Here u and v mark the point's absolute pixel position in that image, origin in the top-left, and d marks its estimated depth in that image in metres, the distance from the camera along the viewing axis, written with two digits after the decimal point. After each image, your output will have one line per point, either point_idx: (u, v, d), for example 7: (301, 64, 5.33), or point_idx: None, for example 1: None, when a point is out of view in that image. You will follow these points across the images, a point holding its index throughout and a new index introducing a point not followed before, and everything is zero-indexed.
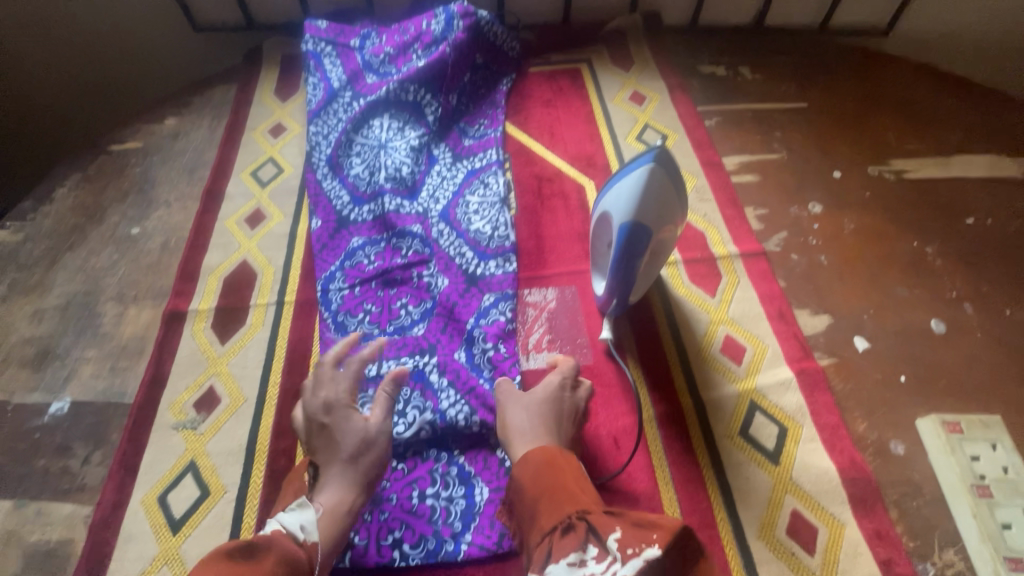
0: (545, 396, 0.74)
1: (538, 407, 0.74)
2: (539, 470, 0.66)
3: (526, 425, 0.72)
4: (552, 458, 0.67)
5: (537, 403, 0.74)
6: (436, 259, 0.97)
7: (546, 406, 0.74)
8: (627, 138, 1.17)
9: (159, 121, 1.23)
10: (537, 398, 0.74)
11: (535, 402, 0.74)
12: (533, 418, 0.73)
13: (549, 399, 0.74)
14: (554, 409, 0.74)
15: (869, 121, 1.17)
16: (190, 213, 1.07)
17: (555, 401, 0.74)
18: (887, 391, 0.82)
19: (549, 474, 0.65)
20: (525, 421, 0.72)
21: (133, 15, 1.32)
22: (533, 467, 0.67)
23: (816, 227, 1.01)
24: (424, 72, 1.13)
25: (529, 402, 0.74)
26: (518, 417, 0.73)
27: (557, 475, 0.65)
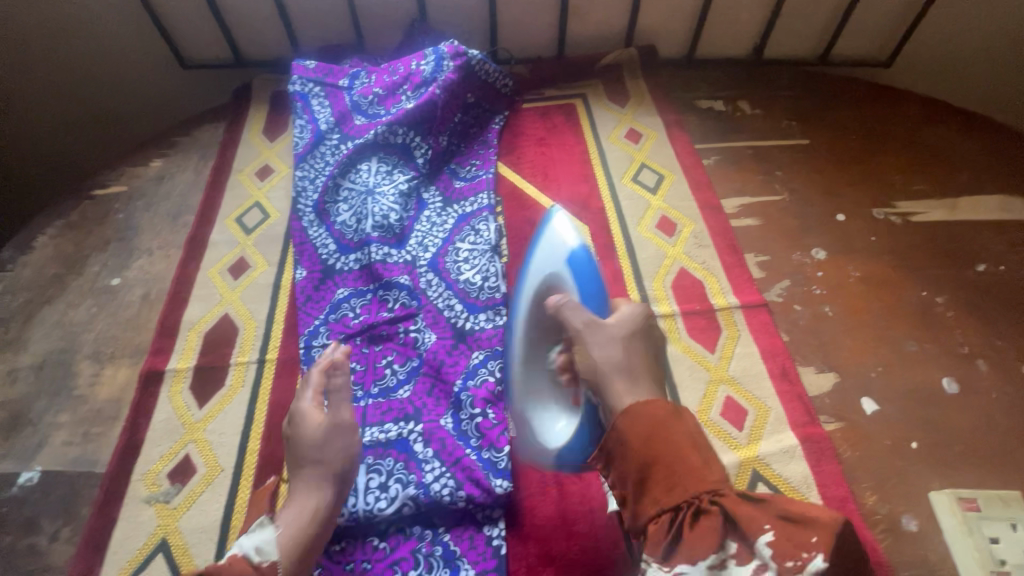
0: (625, 324, 0.72)
1: (629, 334, 0.71)
2: (646, 427, 0.62)
3: (617, 353, 0.69)
4: (656, 406, 0.63)
5: (620, 332, 0.71)
6: (424, 312, 0.94)
7: (636, 333, 0.71)
8: (623, 179, 1.13)
9: (145, 163, 1.21)
10: (620, 329, 0.71)
11: (623, 331, 0.71)
12: (617, 347, 0.69)
13: (632, 328, 0.72)
14: (642, 334, 0.72)
15: (871, 160, 1.14)
16: (172, 262, 1.04)
17: (641, 328, 0.72)
18: (897, 459, 0.78)
19: (655, 428, 0.61)
20: (619, 347, 0.69)
21: (122, 53, 1.30)
22: (637, 413, 0.63)
23: (820, 275, 0.97)
24: (414, 114, 1.09)
25: (615, 330, 0.71)
26: (605, 343, 0.70)
27: (664, 425, 0.61)
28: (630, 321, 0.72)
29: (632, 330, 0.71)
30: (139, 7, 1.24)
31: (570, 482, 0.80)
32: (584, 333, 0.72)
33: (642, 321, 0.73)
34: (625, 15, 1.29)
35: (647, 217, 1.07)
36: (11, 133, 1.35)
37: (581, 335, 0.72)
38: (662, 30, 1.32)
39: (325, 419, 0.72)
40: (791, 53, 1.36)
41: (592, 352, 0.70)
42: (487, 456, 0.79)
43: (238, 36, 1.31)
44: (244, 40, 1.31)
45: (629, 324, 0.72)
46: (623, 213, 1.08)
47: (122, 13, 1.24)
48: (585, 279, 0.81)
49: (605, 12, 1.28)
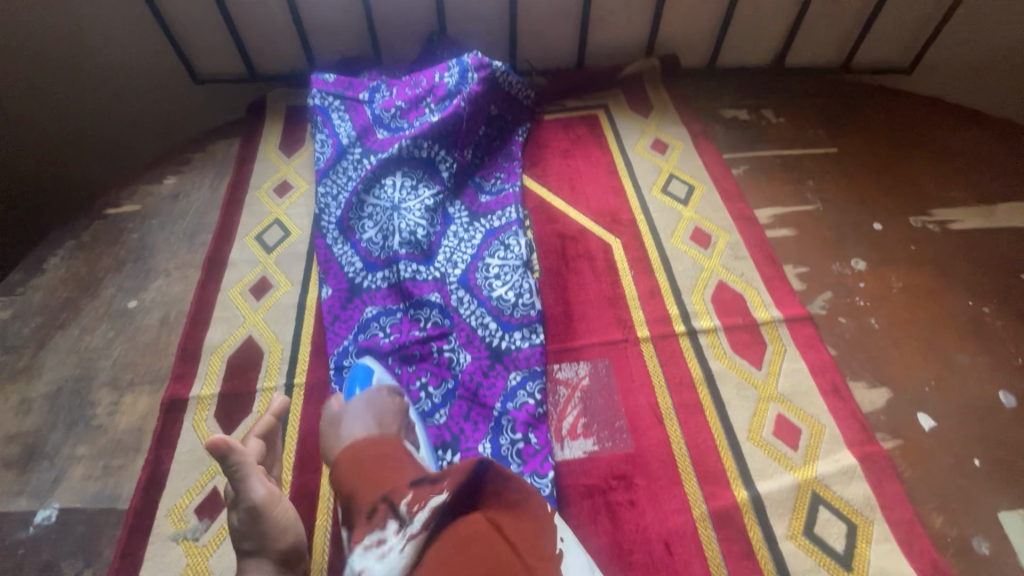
0: (368, 399, 0.72)
1: (372, 408, 0.71)
2: (370, 456, 0.64)
3: (366, 417, 0.70)
4: (385, 441, 0.66)
5: (358, 407, 0.71)
6: (456, 331, 0.91)
7: (379, 403, 0.72)
8: (652, 191, 1.11)
9: (158, 181, 1.17)
10: (358, 403, 0.72)
11: (359, 402, 0.72)
12: (359, 416, 0.70)
13: (368, 399, 0.72)
14: (393, 411, 0.72)
15: (903, 168, 1.13)
16: (191, 283, 1.00)
17: (379, 402, 0.72)
18: (961, 478, 0.75)
19: (382, 458, 0.63)
20: (352, 417, 0.70)
21: (132, 69, 1.27)
22: (361, 448, 0.65)
23: (862, 286, 0.95)
24: (438, 127, 1.07)
25: (344, 410, 0.72)
26: (352, 414, 0.70)
27: (390, 457, 0.64)
28: (369, 395, 0.73)
29: (370, 401, 0.72)
30: (152, 21, 1.21)
31: (622, 507, 0.74)
32: (338, 414, 0.72)
33: (394, 402, 0.73)
34: (647, 24, 1.27)
35: (680, 230, 1.04)
36: (18, 150, 1.31)
37: (331, 416, 0.72)
38: (684, 39, 1.30)
39: (239, 506, 0.65)
40: (813, 61, 1.34)
41: (341, 426, 0.69)
42: (530, 482, 0.75)
43: (253, 50, 1.28)
44: (259, 53, 1.29)
45: (370, 399, 0.72)
46: (655, 225, 1.05)
47: (134, 28, 1.21)
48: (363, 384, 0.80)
49: (627, 22, 1.26)
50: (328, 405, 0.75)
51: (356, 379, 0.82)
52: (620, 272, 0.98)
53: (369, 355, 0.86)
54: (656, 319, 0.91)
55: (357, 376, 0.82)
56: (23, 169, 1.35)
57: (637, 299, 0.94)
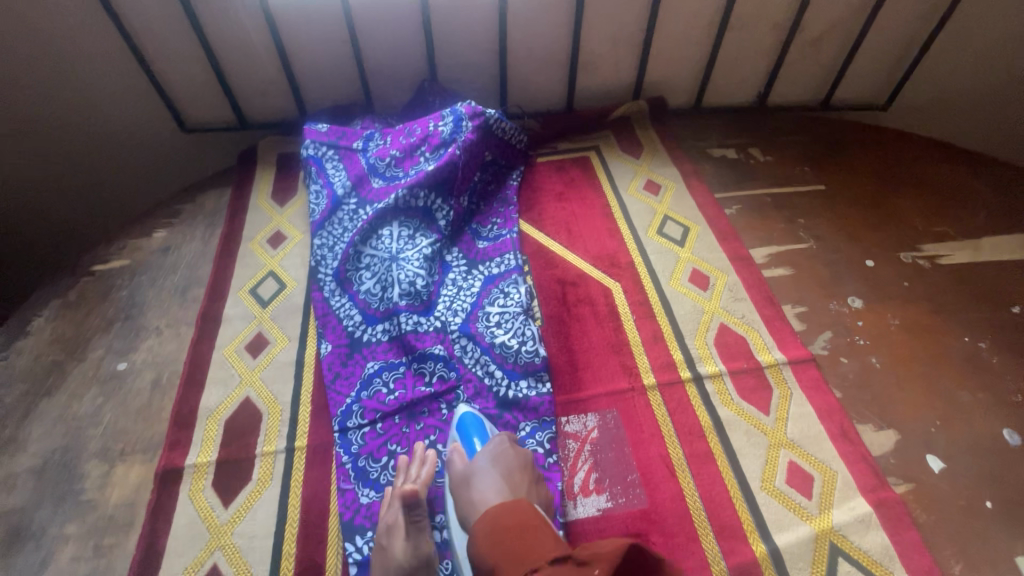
0: (491, 455, 0.75)
1: (499, 466, 0.74)
2: (511, 523, 0.64)
3: (495, 480, 0.73)
4: (519, 506, 0.67)
5: (485, 467, 0.74)
6: (461, 384, 0.89)
7: (503, 458, 0.75)
8: (648, 233, 1.11)
9: (148, 234, 1.15)
10: (485, 464, 0.74)
11: (484, 461, 0.75)
12: (490, 480, 0.73)
13: (493, 456, 0.75)
14: (518, 468, 0.75)
15: (888, 203, 1.16)
16: (183, 342, 0.97)
17: (503, 459, 0.75)
18: (975, 521, 0.75)
19: (525, 529, 0.63)
20: (483, 480, 0.73)
21: (121, 121, 1.26)
22: (497, 515, 0.66)
23: (860, 325, 0.96)
24: (434, 175, 1.06)
25: (472, 469, 0.75)
26: (482, 476, 0.73)
27: (530, 526, 0.64)
28: (492, 450, 0.76)
29: (494, 459, 0.75)
30: (139, 74, 1.20)
31: None
32: (466, 474, 0.75)
33: (517, 455, 0.76)
34: (634, 67, 1.30)
35: (678, 271, 1.05)
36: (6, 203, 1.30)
37: (461, 477, 0.75)
38: (670, 81, 1.33)
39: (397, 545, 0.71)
40: (794, 98, 1.38)
41: (474, 490, 0.73)
42: None
43: (243, 99, 1.28)
44: (249, 102, 1.29)
45: (495, 454, 0.75)
46: (654, 268, 1.05)
47: (121, 81, 1.20)
48: (482, 437, 0.80)
49: (615, 65, 1.29)
50: (454, 463, 0.77)
51: (468, 429, 0.82)
52: (622, 317, 0.98)
53: (473, 407, 0.86)
54: (661, 365, 0.91)
55: (467, 428, 0.82)
56: (8, 222, 1.33)
57: (641, 345, 0.94)
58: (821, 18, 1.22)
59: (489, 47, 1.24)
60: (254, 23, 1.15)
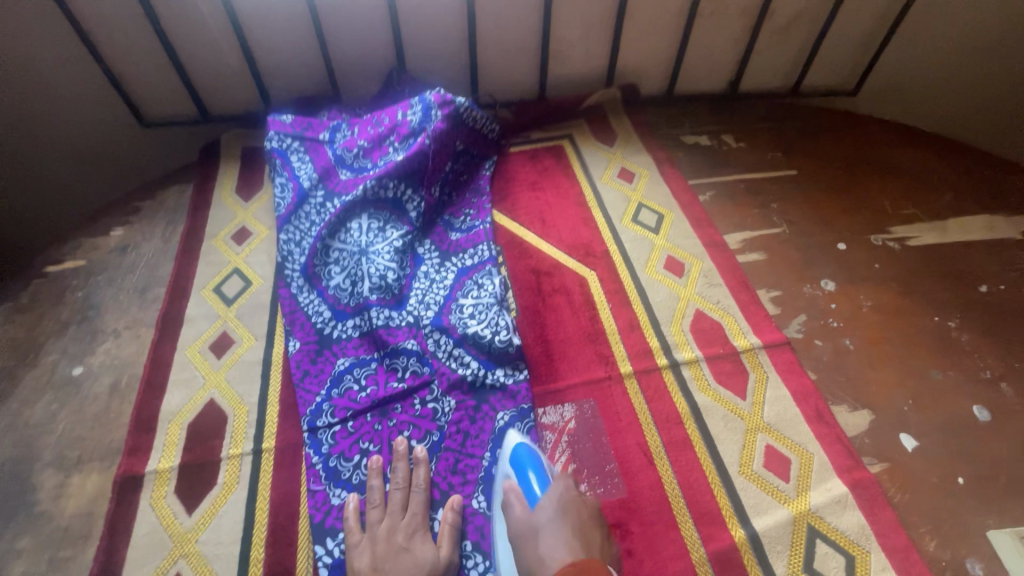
0: (558, 507, 0.69)
1: (569, 523, 0.68)
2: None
3: (566, 535, 0.66)
4: (593, 562, 0.61)
5: (550, 520, 0.68)
6: (436, 377, 0.87)
7: (572, 513, 0.69)
8: (623, 221, 1.10)
9: (104, 233, 1.10)
10: (552, 516, 0.68)
11: (550, 509, 0.69)
12: (559, 533, 0.66)
13: (561, 507, 0.69)
14: (588, 521, 0.68)
15: (858, 186, 1.16)
16: (144, 344, 0.93)
17: (573, 511, 0.69)
18: (947, 497, 0.75)
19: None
20: (550, 535, 0.66)
21: (73, 116, 1.20)
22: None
23: (834, 307, 0.96)
24: (403, 166, 1.04)
25: (536, 521, 0.68)
26: (549, 529, 0.67)
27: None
28: (561, 502, 0.70)
29: (562, 512, 0.69)
30: (91, 65, 1.14)
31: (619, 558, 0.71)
32: (529, 526, 0.68)
33: (586, 505, 0.70)
34: (606, 55, 1.28)
35: (653, 259, 1.04)
36: None
37: (522, 529, 0.69)
38: (642, 68, 1.32)
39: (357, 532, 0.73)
40: (765, 85, 1.39)
41: (539, 543, 0.66)
42: None
43: (203, 91, 1.23)
44: (209, 94, 1.24)
45: (563, 508, 0.69)
46: (629, 257, 1.04)
47: (72, 73, 1.14)
48: (538, 474, 0.74)
49: (586, 53, 1.27)
50: (511, 508, 0.72)
51: (522, 463, 0.76)
52: (598, 307, 0.97)
53: (520, 434, 0.80)
54: (637, 353, 0.90)
55: (523, 463, 0.76)
56: None
57: (617, 333, 0.93)
58: (790, 3, 1.22)
59: (458, 35, 1.21)
60: (211, 10, 1.10)
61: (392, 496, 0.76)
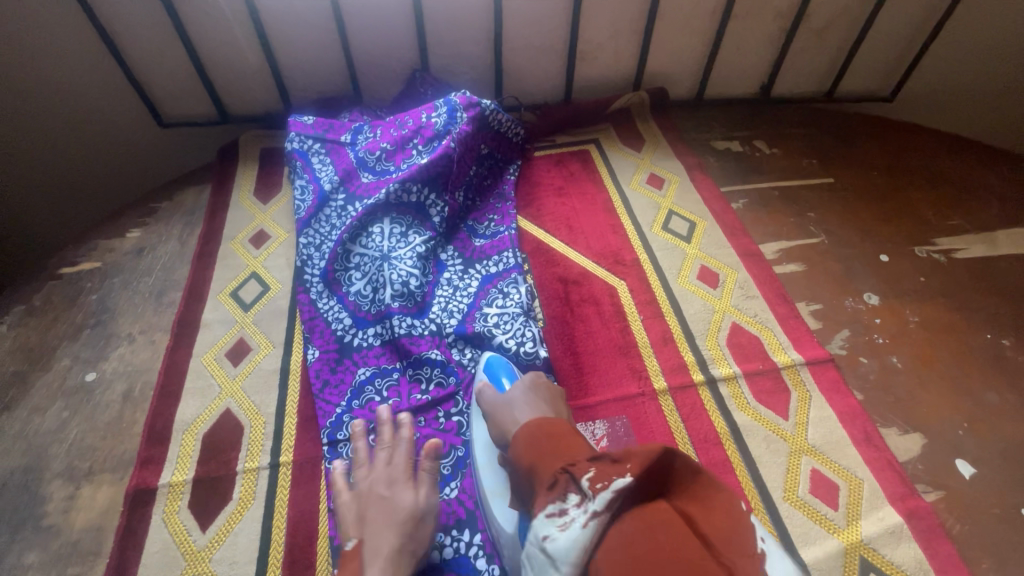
0: (525, 384, 0.75)
1: (535, 395, 0.74)
2: (552, 431, 0.63)
3: (535, 403, 0.72)
4: (559, 423, 0.66)
5: (521, 394, 0.73)
6: (462, 388, 0.84)
7: (540, 389, 0.75)
8: (653, 228, 1.06)
9: (120, 235, 1.08)
10: (523, 391, 0.74)
11: (521, 387, 0.75)
12: (529, 402, 0.72)
13: (528, 386, 0.75)
14: (555, 398, 0.76)
15: (899, 195, 1.11)
16: (159, 350, 0.90)
17: (540, 389, 0.75)
18: (1011, 530, 0.70)
19: (563, 435, 0.63)
20: (520, 404, 0.72)
21: (91, 114, 1.18)
22: (540, 424, 0.66)
23: (878, 322, 0.91)
24: (427, 170, 1.00)
25: (508, 398, 0.73)
26: (519, 399, 0.72)
27: (571, 437, 0.63)
28: (528, 383, 0.75)
29: (529, 387, 0.74)
30: (110, 64, 1.12)
31: None
32: (501, 403, 0.73)
33: (550, 387, 0.77)
34: (634, 57, 1.25)
35: (686, 269, 0.99)
36: None
37: (495, 407, 0.74)
38: (671, 71, 1.28)
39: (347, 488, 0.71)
40: (798, 90, 1.34)
41: (512, 410, 0.72)
42: None
43: (224, 91, 1.21)
44: (229, 94, 1.22)
45: (530, 386, 0.75)
46: (660, 266, 1.00)
47: (90, 71, 1.12)
48: (510, 377, 0.80)
49: (614, 56, 1.24)
50: (483, 394, 0.76)
51: (496, 370, 0.82)
52: (629, 318, 0.92)
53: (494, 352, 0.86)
54: (671, 368, 0.86)
55: (496, 370, 0.81)
56: None
57: (650, 347, 0.89)
58: (828, 4, 1.18)
59: (483, 37, 1.18)
60: (233, 9, 1.08)
61: (378, 454, 0.74)
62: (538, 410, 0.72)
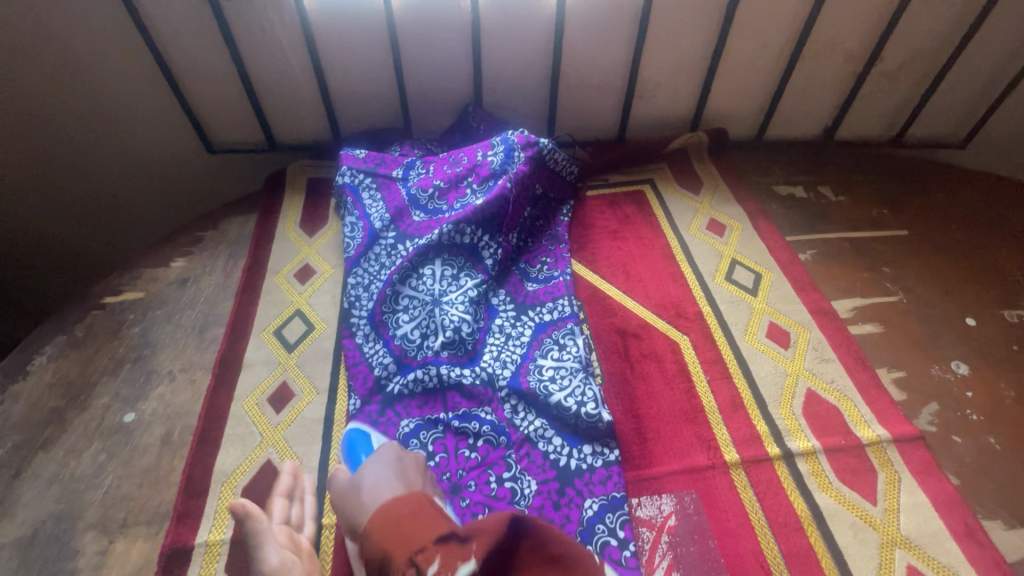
0: (381, 459, 0.70)
1: (392, 470, 0.70)
2: (398, 520, 0.61)
3: (389, 479, 0.68)
4: (409, 501, 0.64)
5: (372, 475, 0.69)
6: (516, 449, 0.79)
7: (396, 463, 0.70)
8: (715, 279, 1.00)
9: (164, 264, 1.06)
10: (374, 468, 0.69)
11: (377, 464, 0.70)
12: (380, 481, 0.68)
13: (384, 463, 0.70)
14: (412, 467, 0.71)
15: (982, 252, 1.04)
16: (199, 391, 0.87)
17: (396, 463, 0.71)
18: None
19: (408, 520, 0.61)
20: (373, 483, 0.68)
21: (143, 140, 1.18)
22: (388, 510, 0.63)
23: (970, 396, 0.83)
24: (482, 211, 0.97)
25: (360, 478, 0.69)
26: (371, 479, 0.68)
27: (417, 517, 0.61)
28: (383, 458, 0.71)
29: (385, 462, 0.70)
30: (165, 90, 1.12)
31: None
32: (353, 486, 0.68)
33: (409, 457, 0.73)
34: (693, 96, 1.20)
35: (753, 325, 0.93)
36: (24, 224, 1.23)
37: (347, 490, 0.68)
38: (731, 112, 1.23)
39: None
40: (864, 134, 1.28)
41: (361, 494, 0.67)
42: None
43: (274, 120, 1.20)
44: (279, 123, 1.21)
45: (385, 460, 0.71)
46: (724, 320, 0.94)
47: (146, 99, 1.12)
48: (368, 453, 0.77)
49: (673, 95, 1.19)
50: (336, 479, 0.70)
51: (356, 449, 0.78)
52: (694, 378, 0.86)
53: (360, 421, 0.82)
54: (743, 439, 0.79)
55: (354, 449, 0.78)
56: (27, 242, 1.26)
57: (719, 413, 0.82)
58: (903, 47, 1.12)
59: (539, 73, 1.15)
60: (290, 40, 1.07)
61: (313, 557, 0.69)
62: (393, 486, 0.67)
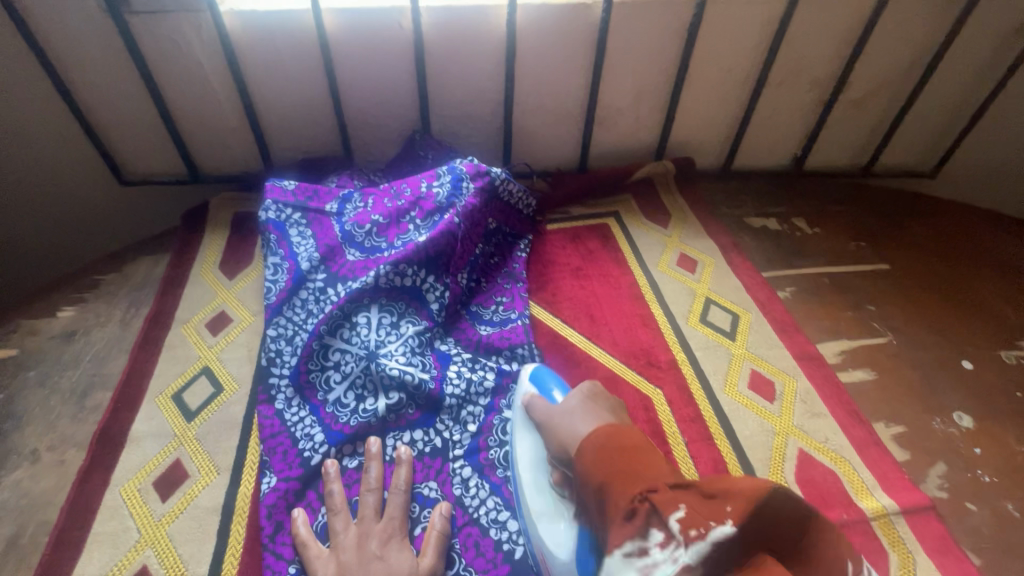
0: (583, 394, 0.68)
1: (595, 410, 0.66)
2: (625, 448, 0.57)
3: (595, 415, 0.65)
4: (628, 434, 0.60)
5: (579, 404, 0.67)
6: (460, 537, 0.67)
7: (598, 399, 0.67)
8: (689, 321, 0.90)
9: (50, 314, 0.89)
10: (581, 401, 0.67)
11: (579, 396, 0.68)
12: (588, 414, 0.65)
13: (587, 395, 0.68)
14: (616, 407, 0.68)
15: (968, 287, 0.97)
16: (67, 475, 0.70)
17: (600, 399, 0.68)
18: None
19: (634, 449, 0.58)
20: (578, 417, 0.65)
21: (38, 171, 1.02)
22: (606, 436, 0.60)
23: (978, 453, 0.74)
24: (426, 249, 0.84)
25: (563, 408, 0.67)
26: (577, 413, 0.65)
27: (645, 449, 0.58)
28: (585, 393, 0.68)
29: (588, 398, 0.67)
30: (61, 114, 0.97)
31: None
32: (553, 418, 0.67)
33: (612, 397, 0.69)
34: (658, 124, 1.13)
35: (734, 374, 0.82)
36: None
37: (550, 417, 0.68)
38: (698, 141, 1.16)
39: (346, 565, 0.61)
40: (835, 164, 1.22)
41: (569, 423, 0.65)
42: None
43: (195, 148, 1.07)
44: (201, 151, 1.07)
45: (588, 396, 0.68)
46: (703, 369, 0.83)
47: (38, 125, 0.97)
48: (560, 386, 0.73)
49: (636, 122, 1.12)
50: (535, 407, 0.70)
51: (544, 379, 0.74)
52: (670, 442, 0.74)
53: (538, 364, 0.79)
54: None
55: (543, 380, 0.74)
56: None
57: None
58: (870, 76, 1.08)
59: (494, 98, 1.05)
60: (210, 61, 0.95)
61: (367, 500, 0.67)
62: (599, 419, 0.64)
